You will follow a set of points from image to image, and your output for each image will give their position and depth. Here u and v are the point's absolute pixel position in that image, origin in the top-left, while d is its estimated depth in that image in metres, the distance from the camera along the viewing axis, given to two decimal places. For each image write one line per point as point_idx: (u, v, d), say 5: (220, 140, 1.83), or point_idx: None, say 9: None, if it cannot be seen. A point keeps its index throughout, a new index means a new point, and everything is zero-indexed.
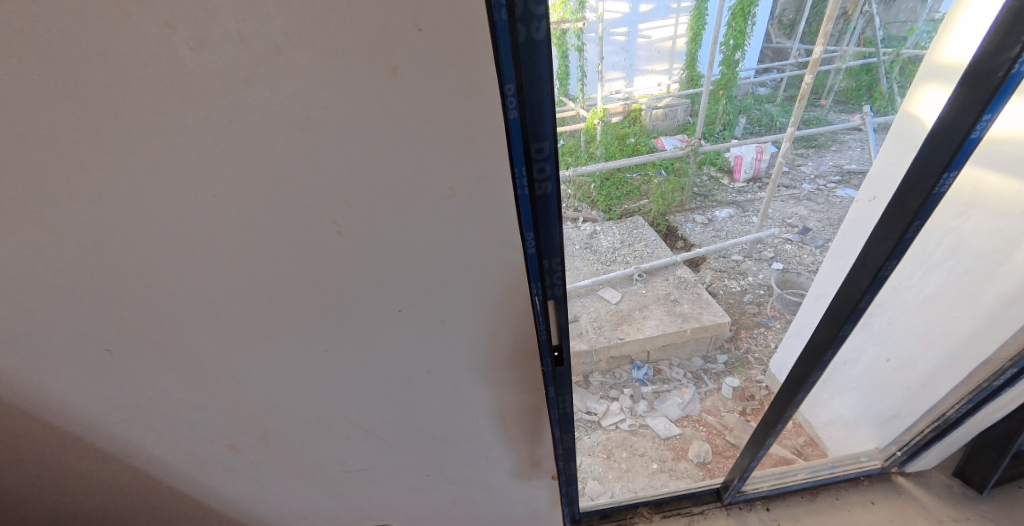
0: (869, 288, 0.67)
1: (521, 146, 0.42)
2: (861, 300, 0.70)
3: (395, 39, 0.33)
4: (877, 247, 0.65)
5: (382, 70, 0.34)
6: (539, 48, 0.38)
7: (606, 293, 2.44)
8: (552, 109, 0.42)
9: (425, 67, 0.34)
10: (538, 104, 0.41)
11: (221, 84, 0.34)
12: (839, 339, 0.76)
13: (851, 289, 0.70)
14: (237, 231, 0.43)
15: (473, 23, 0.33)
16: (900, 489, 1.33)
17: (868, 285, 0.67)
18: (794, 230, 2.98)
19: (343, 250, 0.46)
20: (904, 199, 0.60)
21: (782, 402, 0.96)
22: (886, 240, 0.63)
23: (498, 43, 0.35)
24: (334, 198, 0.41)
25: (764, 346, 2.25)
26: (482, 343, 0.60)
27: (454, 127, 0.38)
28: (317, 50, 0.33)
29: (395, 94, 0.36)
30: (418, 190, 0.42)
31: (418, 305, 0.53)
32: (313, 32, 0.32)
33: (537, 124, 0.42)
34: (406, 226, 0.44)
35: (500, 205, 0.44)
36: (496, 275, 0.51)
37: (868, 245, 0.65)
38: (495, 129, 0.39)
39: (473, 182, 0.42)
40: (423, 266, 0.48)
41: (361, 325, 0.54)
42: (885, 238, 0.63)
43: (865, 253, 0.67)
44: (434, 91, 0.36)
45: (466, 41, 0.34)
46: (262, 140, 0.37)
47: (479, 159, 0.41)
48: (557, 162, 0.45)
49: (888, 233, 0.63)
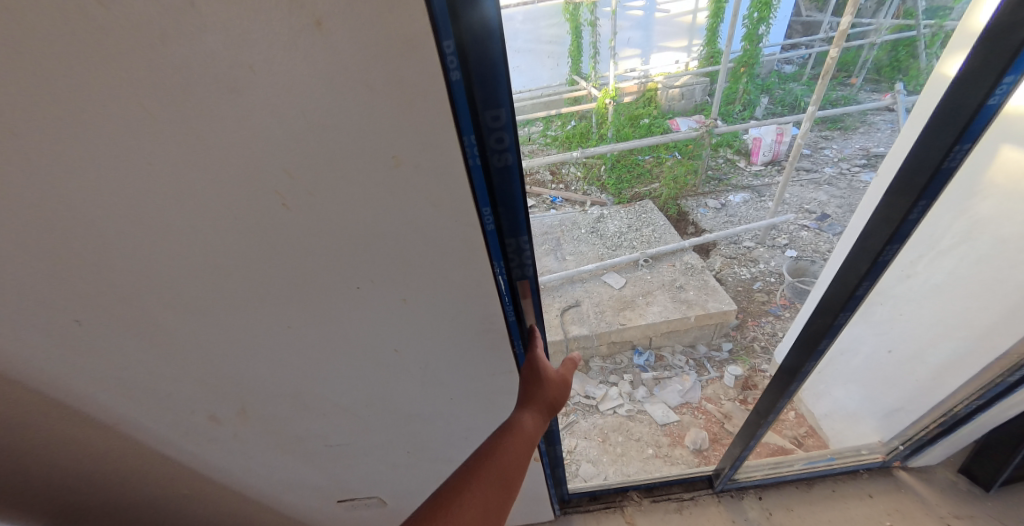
0: (867, 274, 0.63)
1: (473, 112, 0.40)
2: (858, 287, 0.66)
3: None
4: (878, 229, 0.60)
5: (306, 23, 0.32)
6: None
7: (609, 278, 2.40)
8: (506, 73, 0.39)
9: (351, 20, 0.32)
10: (488, 60, 0.38)
11: (136, 42, 0.32)
12: (834, 328, 0.72)
13: (848, 275, 0.66)
14: (182, 201, 0.42)
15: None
16: (901, 483, 1.29)
17: (867, 272, 0.63)
18: (812, 215, 2.87)
19: (291, 222, 0.44)
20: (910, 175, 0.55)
21: (774, 393, 0.93)
22: (888, 223, 0.58)
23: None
24: (275, 167, 0.40)
25: (771, 335, 2.19)
26: (447, 322, 0.59)
27: (389, 89, 0.35)
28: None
29: (322, 52, 0.33)
30: (360, 159, 0.40)
31: (377, 282, 0.52)
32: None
33: (484, 86, 0.40)
34: (352, 198, 0.42)
35: (450, 176, 0.42)
36: (454, 254, 0.49)
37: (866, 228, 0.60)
38: (434, 92, 0.36)
39: (418, 150, 0.39)
40: (376, 242, 0.47)
41: (321, 299, 0.53)
42: (887, 219, 0.58)
43: (865, 236, 0.62)
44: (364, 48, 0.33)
45: None
46: (189, 103, 0.35)
47: (422, 125, 0.38)
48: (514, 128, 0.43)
49: (890, 215, 0.58)
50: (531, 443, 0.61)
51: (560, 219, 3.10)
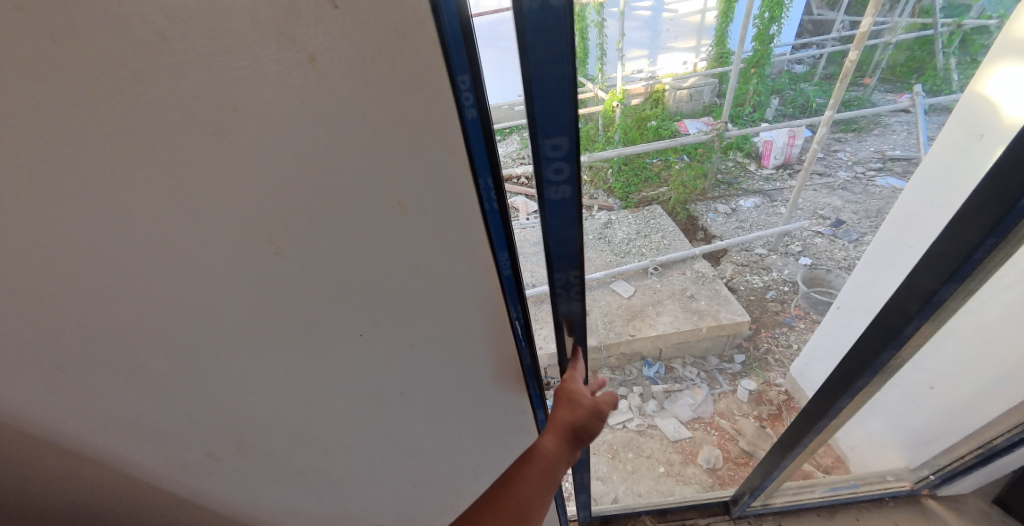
0: (917, 314, 0.57)
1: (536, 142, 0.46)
2: (904, 325, 0.61)
3: (306, 20, 0.29)
4: (930, 267, 0.54)
5: (299, 58, 0.29)
6: (547, 32, 0.39)
7: (618, 286, 2.31)
8: (571, 108, 0.45)
9: (349, 58, 0.31)
10: (550, 100, 0.44)
11: (101, 81, 0.26)
12: (874, 367, 0.67)
13: (891, 312, 0.61)
14: (157, 273, 0.34)
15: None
16: (929, 513, 1.24)
17: (916, 311, 0.57)
18: (826, 222, 2.82)
19: (284, 272, 0.39)
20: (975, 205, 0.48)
21: (801, 425, 0.88)
22: (944, 261, 0.53)
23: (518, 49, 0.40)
24: (266, 214, 0.35)
25: (785, 347, 2.13)
26: (449, 350, 0.58)
27: (393, 129, 0.35)
28: (227, 37, 0.27)
29: (316, 89, 0.31)
30: (365, 204, 0.38)
31: (381, 326, 0.49)
32: (221, 15, 0.27)
33: (543, 117, 0.45)
34: (352, 245, 0.40)
35: (457, 211, 0.44)
36: (460, 284, 0.51)
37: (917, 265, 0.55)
38: (443, 130, 0.38)
39: (423, 192, 0.40)
40: (378, 284, 0.45)
41: (319, 351, 0.48)
42: (941, 254, 0.53)
43: (914, 274, 0.56)
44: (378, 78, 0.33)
45: (398, 24, 0.32)
46: (169, 154, 0.29)
47: (431, 165, 0.40)
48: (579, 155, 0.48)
49: (946, 251, 0.52)
50: (552, 463, 0.71)
51: None
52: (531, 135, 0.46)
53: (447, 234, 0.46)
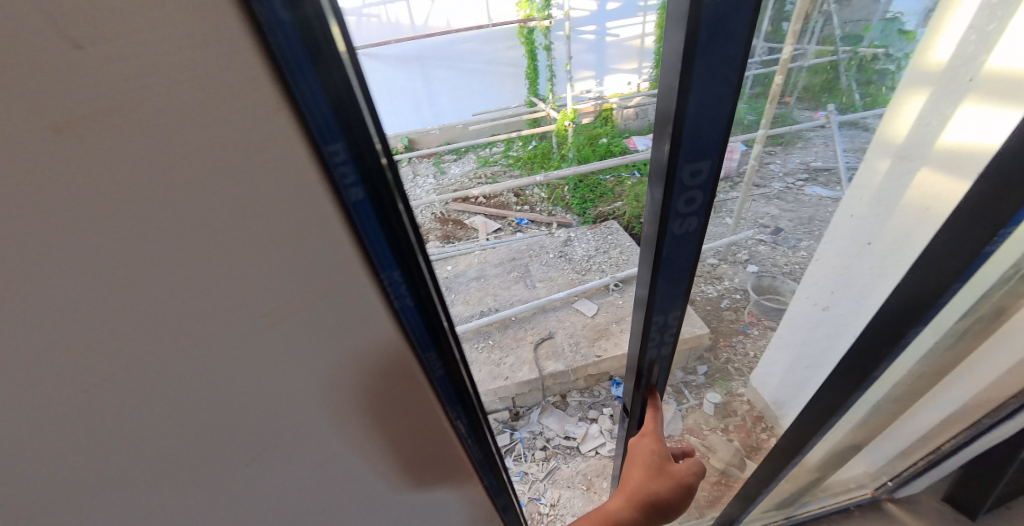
0: (888, 357, 0.64)
1: (681, 169, 0.46)
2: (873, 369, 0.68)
3: (54, 75, 0.20)
4: (894, 316, 0.62)
5: (45, 127, 0.21)
6: (717, 64, 0.39)
7: (582, 305, 2.33)
8: (715, 137, 0.45)
9: (122, 120, 0.22)
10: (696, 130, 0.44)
11: None
12: (848, 404, 0.73)
13: (865, 354, 0.67)
14: None
15: (224, 42, 0.22)
16: (889, 516, 1.34)
17: (887, 355, 0.65)
18: (767, 230, 3.02)
19: (124, 397, 0.31)
20: (941, 258, 0.55)
21: (780, 451, 0.90)
22: (909, 306, 0.60)
23: (682, 77, 0.39)
24: (70, 336, 0.27)
25: (745, 355, 2.14)
26: (377, 455, 0.47)
27: (232, 213, 0.27)
28: None
29: (85, 162, 0.22)
30: (228, 307, 0.30)
31: (283, 444, 0.40)
32: None
33: (697, 141, 0.45)
34: (217, 357, 0.32)
35: (353, 315, 0.35)
36: (377, 391, 0.41)
37: (886, 313, 0.63)
38: (311, 218, 0.29)
39: (293, 296, 0.32)
40: (258, 393, 0.36)
41: (207, 482, 0.38)
42: (909, 300, 0.59)
43: (879, 320, 0.64)
44: (183, 160, 0.24)
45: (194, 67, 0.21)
46: None
47: (297, 262, 0.30)
48: (711, 177, 0.49)
49: (914, 297, 0.59)
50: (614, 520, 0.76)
51: (528, 244, 3.10)
52: (676, 162, 0.46)
53: (334, 345, 0.36)
